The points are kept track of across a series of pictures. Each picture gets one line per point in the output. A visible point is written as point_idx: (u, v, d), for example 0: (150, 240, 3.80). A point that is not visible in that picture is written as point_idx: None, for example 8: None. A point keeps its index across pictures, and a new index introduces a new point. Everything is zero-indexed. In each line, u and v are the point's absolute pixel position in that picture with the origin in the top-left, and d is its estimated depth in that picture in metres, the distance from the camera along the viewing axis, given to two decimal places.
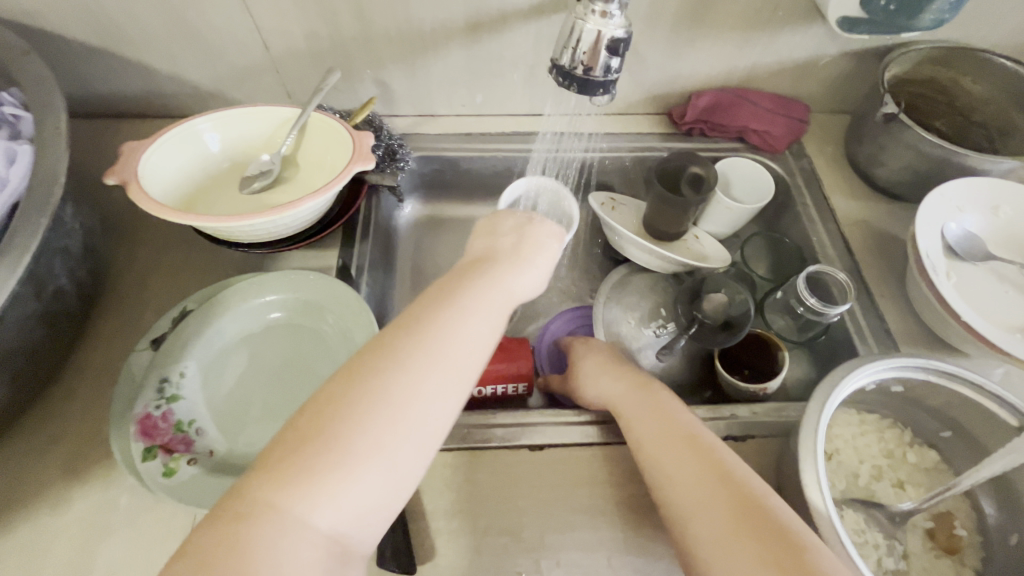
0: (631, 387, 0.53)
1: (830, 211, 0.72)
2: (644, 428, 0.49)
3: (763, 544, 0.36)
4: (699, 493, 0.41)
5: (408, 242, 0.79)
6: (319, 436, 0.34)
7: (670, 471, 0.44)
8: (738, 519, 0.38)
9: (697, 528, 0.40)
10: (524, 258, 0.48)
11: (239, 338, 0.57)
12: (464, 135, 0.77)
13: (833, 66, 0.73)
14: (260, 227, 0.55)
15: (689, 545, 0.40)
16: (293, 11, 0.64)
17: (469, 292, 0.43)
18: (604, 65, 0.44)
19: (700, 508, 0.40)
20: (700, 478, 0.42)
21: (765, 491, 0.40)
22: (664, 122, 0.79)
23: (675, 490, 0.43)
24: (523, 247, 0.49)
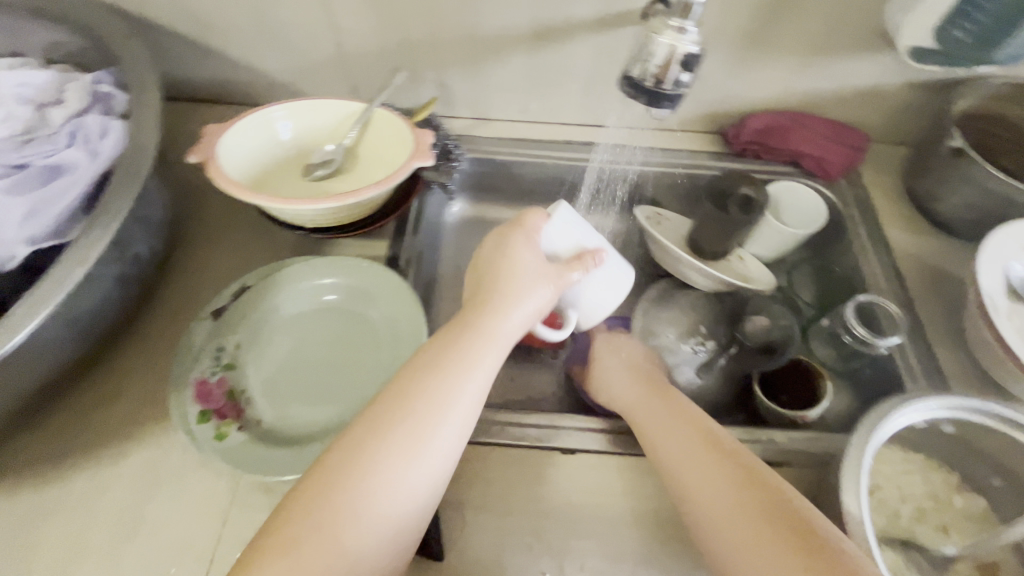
0: (645, 392, 0.54)
1: (885, 242, 0.70)
2: (652, 424, 0.50)
3: (777, 529, 0.37)
4: (726, 499, 0.41)
5: (453, 241, 0.81)
6: (284, 541, 0.35)
7: (691, 483, 0.44)
8: (749, 504, 0.40)
9: (708, 515, 0.41)
10: (527, 294, 0.50)
11: (292, 316, 0.59)
12: (516, 140, 0.78)
13: (897, 96, 0.71)
14: (322, 212, 0.58)
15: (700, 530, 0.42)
16: (368, 12, 0.67)
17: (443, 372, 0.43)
18: (675, 78, 0.45)
19: (709, 494, 0.42)
20: (706, 466, 0.44)
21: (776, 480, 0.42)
22: (717, 141, 0.79)
23: (681, 480, 0.45)
24: (520, 277, 0.51)
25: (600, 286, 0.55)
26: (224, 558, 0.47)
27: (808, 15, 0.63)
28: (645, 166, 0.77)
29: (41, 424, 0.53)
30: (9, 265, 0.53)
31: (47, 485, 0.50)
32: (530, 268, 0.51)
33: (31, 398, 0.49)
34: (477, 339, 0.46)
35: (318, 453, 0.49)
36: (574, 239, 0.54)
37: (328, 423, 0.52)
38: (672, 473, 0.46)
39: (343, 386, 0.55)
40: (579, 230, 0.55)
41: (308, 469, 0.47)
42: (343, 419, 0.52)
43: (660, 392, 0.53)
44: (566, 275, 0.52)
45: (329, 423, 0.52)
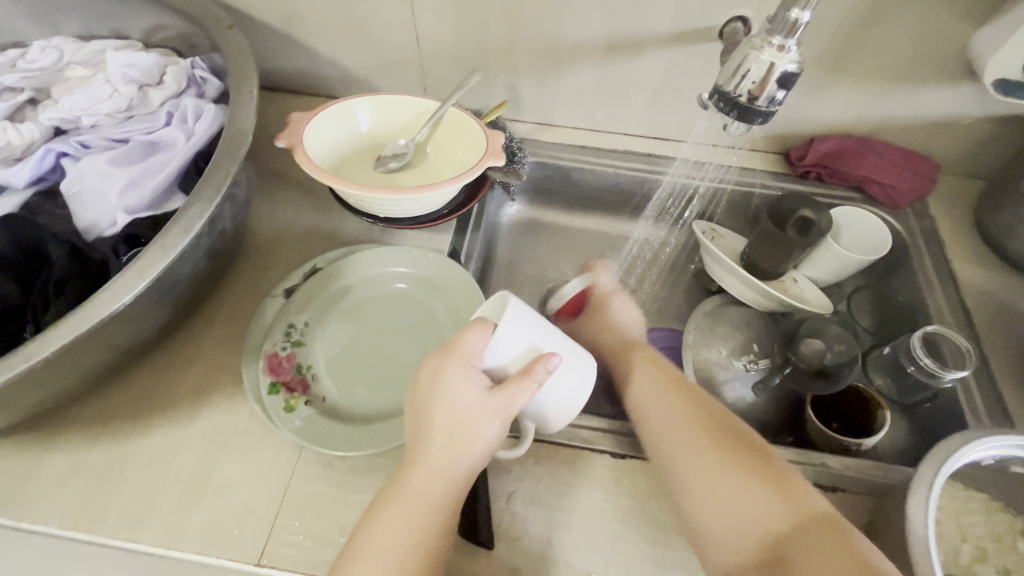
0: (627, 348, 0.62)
1: (952, 276, 0.68)
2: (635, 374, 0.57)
3: (746, 458, 0.46)
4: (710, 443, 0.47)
5: (509, 241, 0.83)
6: None
7: (679, 430, 0.50)
8: (721, 435, 0.48)
9: (681, 441, 0.49)
10: (471, 441, 0.43)
11: (359, 301, 0.62)
12: (579, 147, 0.80)
13: (974, 129, 0.70)
14: (397, 203, 0.61)
15: (667, 454, 0.49)
16: (450, 16, 0.70)
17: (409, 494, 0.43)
18: (770, 95, 0.46)
19: (685, 425, 0.50)
20: (680, 404, 0.52)
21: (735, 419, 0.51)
22: (780, 162, 0.78)
23: (657, 416, 0.52)
24: (460, 421, 0.43)
25: (556, 390, 0.47)
26: (283, 525, 0.49)
27: (889, 42, 0.63)
28: (721, 183, 0.77)
29: (123, 382, 0.56)
30: (108, 231, 0.56)
31: (125, 439, 0.53)
32: (471, 406, 0.43)
33: (119, 357, 0.53)
34: (418, 487, 0.43)
35: (379, 434, 0.50)
36: (523, 346, 0.45)
37: (390, 405, 0.54)
38: (648, 408, 0.53)
39: (403, 372, 0.57)
40: (531, 333, 0.45)
41: (368, 448, 0.49)
42: (403, 404, 0.54)
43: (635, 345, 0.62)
44: (513, 401, 0.43)
45: (391, 406, 0.54)
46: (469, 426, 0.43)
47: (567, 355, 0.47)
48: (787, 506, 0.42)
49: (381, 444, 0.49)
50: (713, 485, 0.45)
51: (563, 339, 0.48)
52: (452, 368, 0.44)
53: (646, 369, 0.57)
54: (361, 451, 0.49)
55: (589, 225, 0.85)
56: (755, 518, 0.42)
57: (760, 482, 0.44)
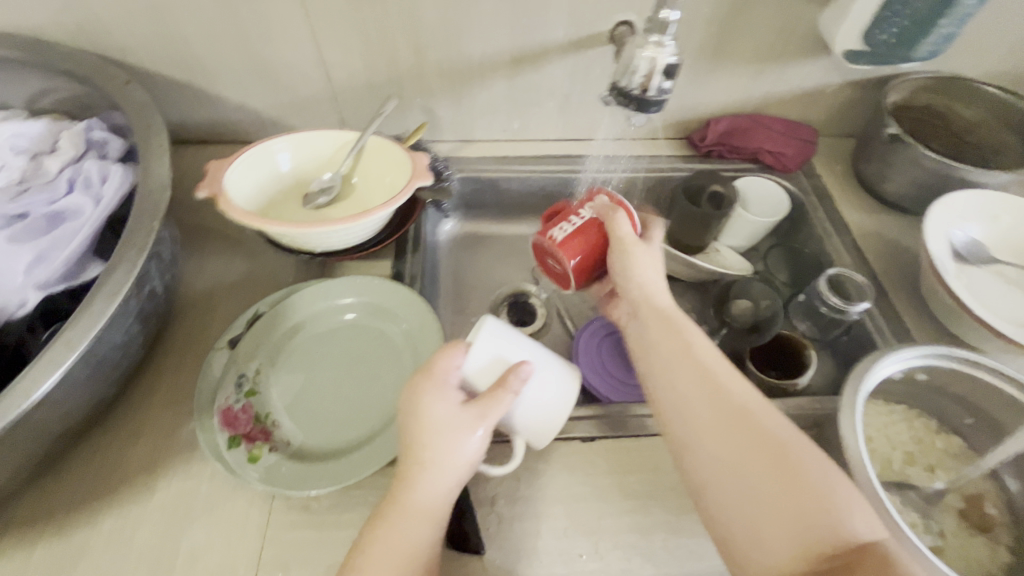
0: (652, 316, 0.53)
1: (843, 223, 0.77)
2: (659, 352, 0.50)
3: (790, 488, 0.39)
4: (729, 436, 0.43)
5: (449, 258, 0.85)
6: None
7: (697, 419, 0.45)
8: (760, 454, 0.41)
9: (713, 455, 0.43)
10: (456, 455, 0.44)
11: (309, 338, 0.61)
12: (502, 158, 0.83)
13: (838, 94, 0.80)
14: (332, 235, 0.61)
15: (686, 445, 0.45)
16: (356, 48, 0.71)
17: (400, 522, 0.42)
18: (658, 87, 0.51)
19: (721, 438, 0.43)
20: (716, 411, 0.44)
21: (786, 427, 0.43)
22: (685, 146, 0.86)
23: (685, 422, 0.45)
24: (442, 434, 0.44)
25: (538, 400, 0.49)
26: None
27: (755, 29, 0.71)
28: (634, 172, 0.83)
29: (61, 471, 0.52)
30: (19, 312, 0.52)
31: (72, 530, 0.49)
32: (451, 420, 0.45)
33: (54, 444, 0.49)
34: (413, 501, 0.43)
35: (350, 466, 0.50)
36: (493, 361, 0.48)
37: (359, 434, 0.54)
38: (679, 411, 0.46)
39: (365, 401, 0.57)
40: (500, 348, 0.48)
41: (341, 481, 0.49)
42: (369, 432, 0.54)
43: (671, 312, 0.53)
44: (490, 410, 0.45)
45: (360, 436, 0.54)
46: (449, 440, 0.44)
47: (540, 366, 0.50)
48: (808, 517, 0.38)
49: (356, 473, 0.49)
50: (746, 514, 0.40)
51: (536, 353, 0.51)
52: (429, 384, 0.46)
53: (681, 360, 0.49)
54: (333, 486, 0.48)
55: (523, 230, 0.88)
56: (792, 533, 0.38)
57: (802, 516, 0.38)
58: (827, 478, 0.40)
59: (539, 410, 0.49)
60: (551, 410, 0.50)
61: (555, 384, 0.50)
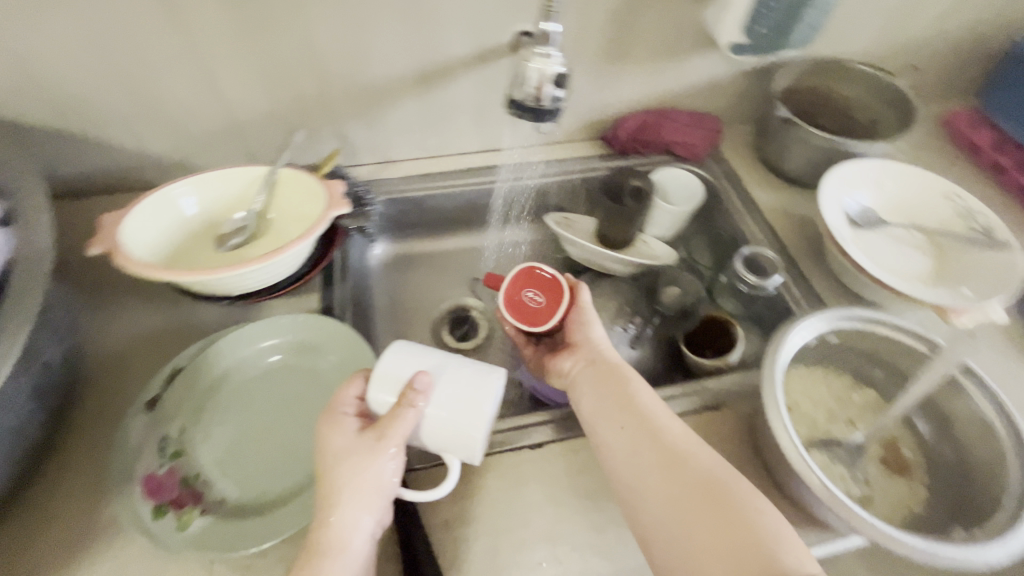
0: (595, 372, 0.54)
1: (753, 203, 0.82)
2: (603, 408, 0.51)
3: (727, 535, 0.41)
4: (669, 489, 0.44)
5: (383, 282, 0.84)
6: None
7: (639, 474, 0.46)
8: (700, 499, 0.43)
9: (655, 509, 0.44)
10: (364, 482, 0.44)
11: (236, 386, 0.58)
12: (423, 176, 0.83)
13: (733, 84, 0.86)
14: (247, 276, 0.58)
15: (632, 500, 0.46)
16: (255, 80, 0.69)
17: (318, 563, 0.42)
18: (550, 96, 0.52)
19: (661, 491, 0.45)
20: (660, 460, 0.46)
21: (724, 472, 0.45)
22: (601, 145, 0.89)
23: (634, 476, 0.47)
24: (343, 464, 0.45)
25: (449, 412, 0.46)
26: None
27: (647, 30, 0.75)
28: (556, 176, 0.85)
29: None
30: None
31: None
32: (351, 449, 0.45)
33: None
34: (329, 539, 0.43)
35: (290, 515, 0.48)
36: (390, 383, 0.46)
37: (300, 478, 0.52)
38: (623, 468, 0.48)
39: (303, 444, 0.54)
40: (394, 369, 0.47)
41: (281, 533, 0.47)
42: (310, 476, 0.52)
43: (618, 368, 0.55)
44: (386, 430, 0.45)
45: (300, 481, 0.52)
46: (350, 467, 0.44)
47: (445, 377, 0.47)
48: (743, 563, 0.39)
49: (298, 521, 0.47)
50: (688, 559, 0.41)
51: (441, 363, 0.48)
52: (326, 420, 0.47)
53: (622, 415, 0.50)
54: (273, 539, 0.46)
55: (456, 245, 0.88)
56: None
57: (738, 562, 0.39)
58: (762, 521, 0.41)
59: (456, 423, 0.46)
60: (469, 423, 0.46)
61: (468, 392, 0.46)
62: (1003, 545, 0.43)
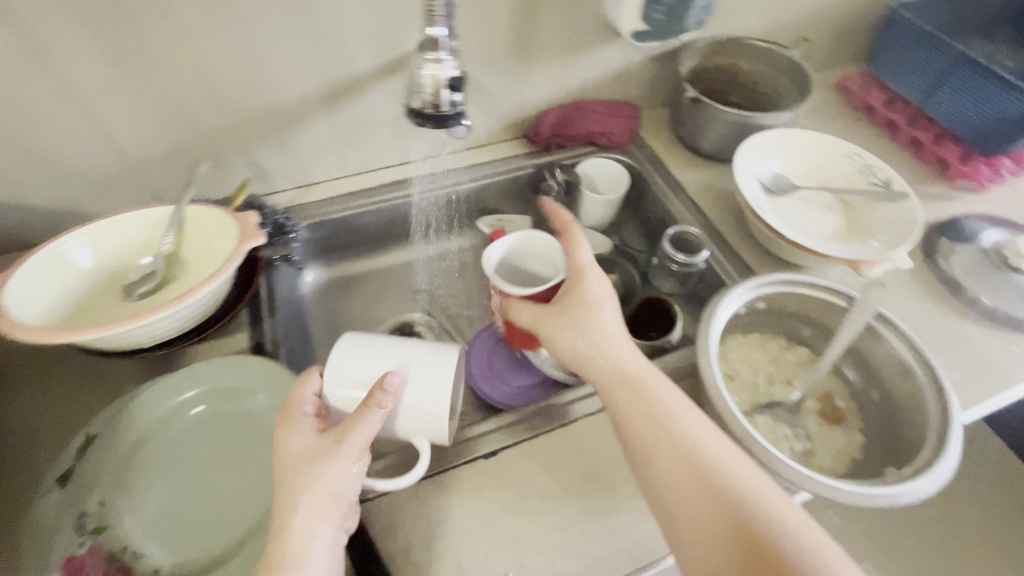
0: (619, 379, 0.50)
1: (677, 183, 0.85)
2: (632, 419, 0.48)
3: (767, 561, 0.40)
4: (707, 509, 0.43)
5: (320, 308, 0.80)
6: None
7: (676, 491, 0.44)
8: (738, 521, 0.42)
9: (692, 529, 0.43)
10: (322, 486, 0.43)
11: (159, 446, 0.53)
12: (348, 195, 0.80)
13: (643, 70, 0.88)
14: (157, 325, 0.54)
15: (665, 515, 0.45)
16: (146, 116, 0.65)
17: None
18: (448, 100, 0.52)
19: (699, 510, 0.43)
20: (696, 477, 0.44)
21: (762, 489, 0.44)
22: (526, 143, 0.89)
23: (668, 491, 0.45)
24: (302, 469, 0.43)
25: (418, 396, 0.48)
26: None
27: (552, 26, 0.76)
28: (485, 178, 0.84)
29: None
30: None
31: None
32: (310, 453, 0.44)
33: None
34: (289, 552, 0.41)
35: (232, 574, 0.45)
36: (354, 384, 0.49)
37: (243, 530, 0.49)
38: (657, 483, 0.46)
39: (242, 495, 0.51)
40: (352, 370, 0.49)
41: None
42: (252, 527, 0.49)
43: (636, 377, 0.50)
44: (348, 429, 0.45)
45: (241, 535, 0.48)
46: (310, 471, 0.43)
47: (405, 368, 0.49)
48: None
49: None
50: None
51: (396, 355, 0.50)
52: (284, 426, 0.46)
53: (654, 429, 0.47)
54: None
55: (394, 259, 0.86)
56: None
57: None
58: (798, 540, 0.41)
59: (425, 406, 0.48)
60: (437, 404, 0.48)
61: (427, 374, 0.49)
62: (930, 478, 0.46)
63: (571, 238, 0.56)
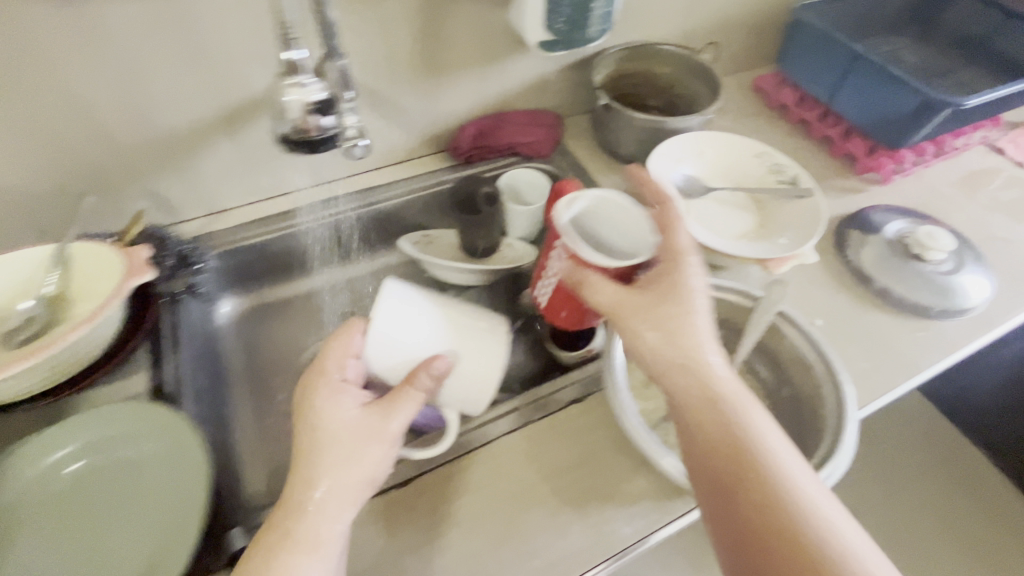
0: (701, 395, 0.47)
1: (599, 189, 0.85)
2: (707, 436, 0.46)
3: None
4: (764, 541, 0.41)
5: (237, 339, 0.77)
6: None
7: (733, 513, 0.43)
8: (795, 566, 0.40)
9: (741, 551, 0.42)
10: (357, 458, 0.45)
11: (36, 507, 0.49)
12: (261, 220, 0.77)
13: (560, 79, 0.88)
14: (30, 371, 0.52)
15: (717, 527, 0.44)
16: (21, 150, 0.61)
17: (300, 536, 0.42)
18: (317, 125, 0.52)
19: (752, 536, 0.42)
20: (755, 508, 0.42)
21: (834, 545, 0.40)
22: (448, 156, 0.87)
23: (723, 508, 0.44)
24: (336, 442, 0.45)
25: (460, 374, 0.53)
26: None
27: (458, 39, 0.75)
28: (408, 194, 0.83)
29: None
30: None
31: None
32: (350, 424, 0.46)
33: None
34: (311, 522, 0.43)
35: None
36: (397, 358, 0.52)
37: None
38: (715, 497, 0.45)
39: (125, 553, 0.48)
40: (398, 347, 0.52)
41: None
42: None
43: (708, 373, 0.48)
44: (394, 404, 0.48)
45: None
46: (354, 437, 0.46)
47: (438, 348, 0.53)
48: None
49: None
50: None
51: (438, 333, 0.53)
52: (325, 390, 0.48)
53: (725, 454, 0.45)
54: None
55: (319, 283, 0.83)
56: None
57: None
58: None
59: (467, 382, 0.53)
60: (477, 381, 0.53)
61: (467, 355, 0.54)
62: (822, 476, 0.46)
63: (669, 216, 0.55)
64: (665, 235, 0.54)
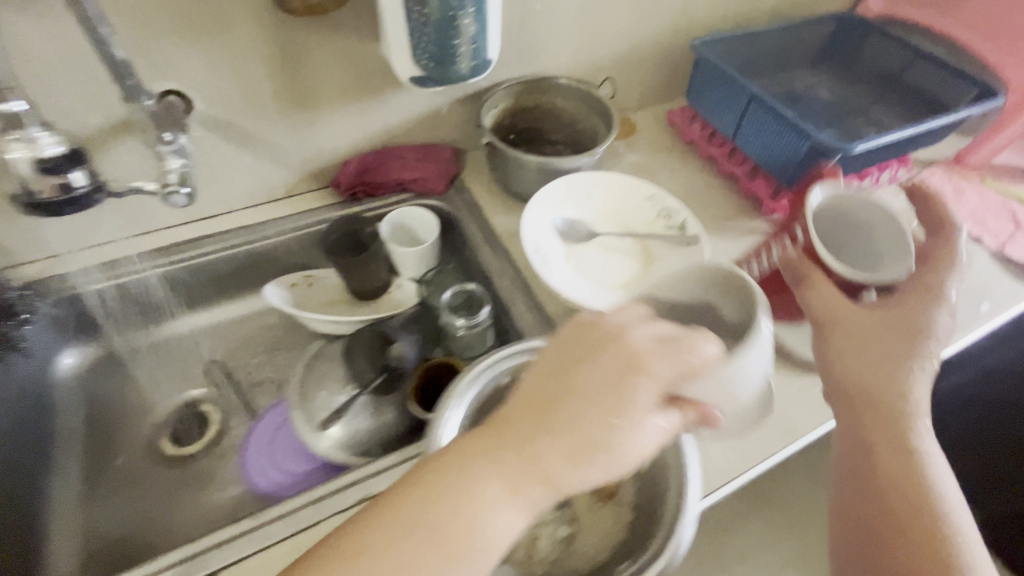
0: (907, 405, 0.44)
1: (491, 230, 0.80)
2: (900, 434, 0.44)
3: None
4: (919, 551, 0.39)
5: (81, 394, 0.70)
6: None
7: (897, 510, 0.41)
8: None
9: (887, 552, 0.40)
10: (567, 462, 0.37)
11: None
12: (113, 262, 0.70)
13: (455, 112, 0.84)
14: None
15: (865, 519, 0.42)
16: None
17: (454, 498, 0.37)
18: (58, 183, 0.47)
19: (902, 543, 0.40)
20: (914, 515, 0.41)
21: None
22: (334, 193, 0.82)
23: (885, 503, 0.42)
24: (609, 431, 0.36)
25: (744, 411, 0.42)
26: None
27: (329, 73, 0.70)
28: (284, 234, 0.77)
29: None
30: None
31: None
32: (637, 416, 0.36)
33: None
34: (472, 496, 0.37)
35: None
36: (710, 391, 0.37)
37: None
38: (880, 488, 0.42)
39: None
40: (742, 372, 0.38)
41: None
42: None
43: (911, 414, 0.44)
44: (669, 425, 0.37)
45: None
46: (618, 441, 0.36)
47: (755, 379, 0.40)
48: None
49: None
50: None
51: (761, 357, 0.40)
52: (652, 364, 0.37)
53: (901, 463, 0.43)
54: None
55: (185, 328, 0.76)
56: None
57: None
58: None
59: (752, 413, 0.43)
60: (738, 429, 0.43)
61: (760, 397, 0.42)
62: None
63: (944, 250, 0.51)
64: (925, 267, 0.50)
